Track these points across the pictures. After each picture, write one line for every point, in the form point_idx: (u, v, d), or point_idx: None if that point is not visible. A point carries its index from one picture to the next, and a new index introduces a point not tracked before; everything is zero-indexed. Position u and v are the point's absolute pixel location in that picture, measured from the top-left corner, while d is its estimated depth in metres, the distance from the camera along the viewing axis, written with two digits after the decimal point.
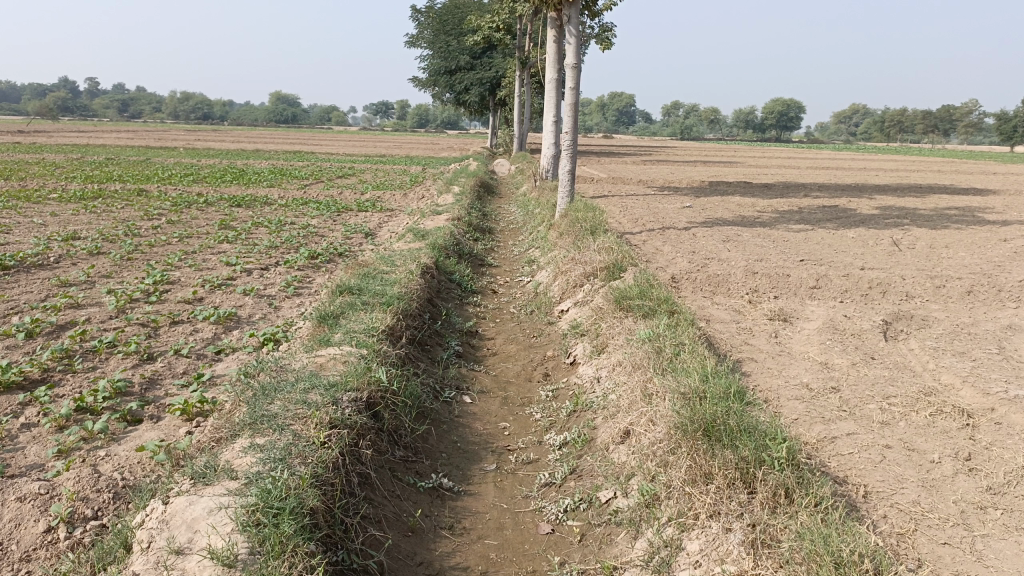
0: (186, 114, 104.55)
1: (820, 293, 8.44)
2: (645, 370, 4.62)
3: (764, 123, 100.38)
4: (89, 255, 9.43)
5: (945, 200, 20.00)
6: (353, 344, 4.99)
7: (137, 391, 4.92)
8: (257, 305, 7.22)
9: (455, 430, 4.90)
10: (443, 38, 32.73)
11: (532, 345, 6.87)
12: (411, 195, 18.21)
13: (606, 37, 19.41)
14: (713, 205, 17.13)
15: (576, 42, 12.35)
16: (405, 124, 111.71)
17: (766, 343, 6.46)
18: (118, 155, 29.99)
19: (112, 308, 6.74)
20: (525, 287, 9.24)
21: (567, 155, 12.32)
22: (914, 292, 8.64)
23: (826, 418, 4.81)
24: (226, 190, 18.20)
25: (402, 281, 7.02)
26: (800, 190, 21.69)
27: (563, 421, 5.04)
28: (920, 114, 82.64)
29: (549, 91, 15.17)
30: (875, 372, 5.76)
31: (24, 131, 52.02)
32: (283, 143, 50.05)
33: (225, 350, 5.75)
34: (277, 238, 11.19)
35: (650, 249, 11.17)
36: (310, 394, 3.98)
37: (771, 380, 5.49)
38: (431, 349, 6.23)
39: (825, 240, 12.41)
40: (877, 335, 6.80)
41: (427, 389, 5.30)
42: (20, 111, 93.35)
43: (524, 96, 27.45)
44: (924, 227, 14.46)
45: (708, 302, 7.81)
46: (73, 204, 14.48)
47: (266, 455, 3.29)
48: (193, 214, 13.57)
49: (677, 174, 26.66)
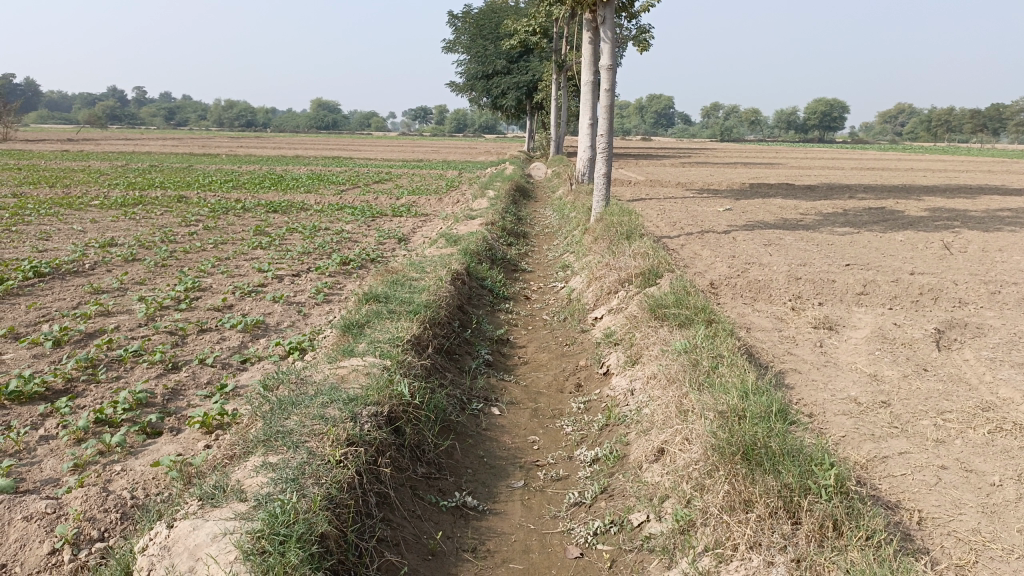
0: (229, 121, 106.37)
1: (867, 300, 8.09)
2: (680, 384, 4.37)
3: (806, 124, 98.73)
4: (124, 261, 9.46)
5: (997, 201, 19.30)
6: (377, 355, 4.84)
7: (158, 402, 4.82)
8: (286, 313, 7.12)
9: (482, 445, 4.71)
10: (481, 42, 32.68)
11: (565, 354, 6.66)
12: (447, 200, 18.10)
13: (644, 38, 19.13)
14: (754, 208, 16.73)
15: (611, 43, 12.11)
16: (443, 128, 112.17)
17: (810, 353, 6.16)
18: (161, 162, 30.49)
19: (140, 316, 6.69)
20: (559, 293, 9.03)
21: (602, 158, 12.08)
22: (967, 299, 8.24)
23: (875, 436, 4.52)
24: (263, 195, 18.31)
25: (431, 288, 6.86)
26: (845, 192, 21.15)
27: (595, 436, 4.82)
28: (968, 113, 80.62)
29: (585, 93, 14.96)
30: (928, 385, 5.44)
31: (74, 140, 53.49)
32: (322, 147, 50.81)
33: (250, 359, 5.64)
34: (309, 244, 11.14)
35: (688, 254, 10.88)
36: (329, 408, 3.83)
37: (816, 394, 5.20)
38: (460, 358, 6.06)
39: (871, 244, 12.00)
40: (929, 345, 6.45)
41: (453, 401, 5.12)
42: (70, 120, 95.72)
43: (561, 99, 27.26)
44: (976, 229, 13.92)
45: (749, 310, 7.53)
46: (114, 210, 14.65)
47: (277, 475, 3.13)
48: (229, 220, 13.61)
49: (716, 176, 26.24)
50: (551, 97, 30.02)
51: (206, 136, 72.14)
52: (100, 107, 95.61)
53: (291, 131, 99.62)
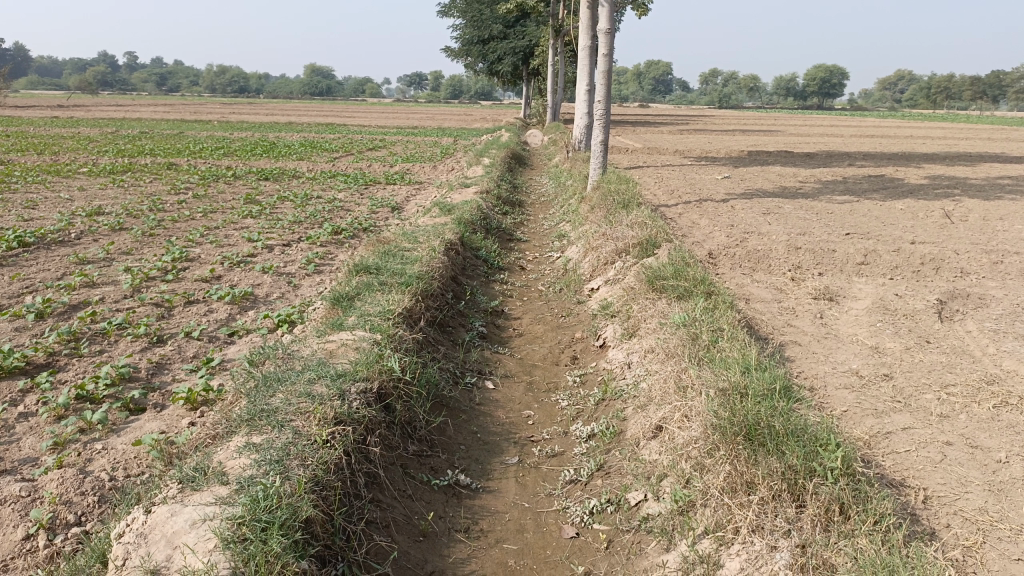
0: (222, 88, 105.13)
1: (867, 270, 7.95)
2: (679, 359, 4.24)
3: (804, 90, 97.92)
4: (111, 231, 9.27)
5: (997, 168, 19.09)
6: (366, 329, 4.70)
7: (141, 377, 4.69)
8: (276, 284, 6.96)
9: (475, 420, 4.59)
10: (476, 7, 32.12)
11: (561, 326, 6.53)
12: (441, 167, 17.86)
13: (642, 1, 18.74)
14: (752, 176, 16.53)
15: (610, 6, 11.80)
16: (438, 95, 111.06)
17: (810, 325, 6.04)
18: (152, 129, 30.03)
19: (126, 287, 6.53)
20: (555, 264, 8.87)
21: (600, 125, 11.86)
22: (969, 269, 8.10)
23: (878, 411, 4.42)
24: (254, 163, 18.03)
25: (424, 259, 6.71)
26: (844, 159, 20.94)
27: (591, 411, 4.70)
28: (968, 80, 80.00)
29: (582, 58, 14.65)
30: (931, 358, 5.32)
31: (64, 106, 52.77)
32: (316, 115, 50.24)
33: (238, 332, 5.51)
34: (301, 213, 10.94)
35: (685, 223, 10.71)
36: (316, 385, 3.69)
37: (817, 367, 5.09)
38: (453, 331, 5.93)
39: (871, 212, 11.84)
40: (931, 316, 6.33)
41: (446, 375, 4.99)
42: (61, 86, 94.39)
43: (558, 65, 26.85)
44: (976, 198, 13.77)
45: (748, 280, 7.40)
46: (102, 179, 14.39)
47: (260, 456, 3.01)
48: (220, 188, 13.38)
49: (714, 143, 25.98)
50: (548, 63, 29.59)
51: (197, 102, 71.33)
52: (91, 73, 94.65)
53: (285, 98, 98.52)
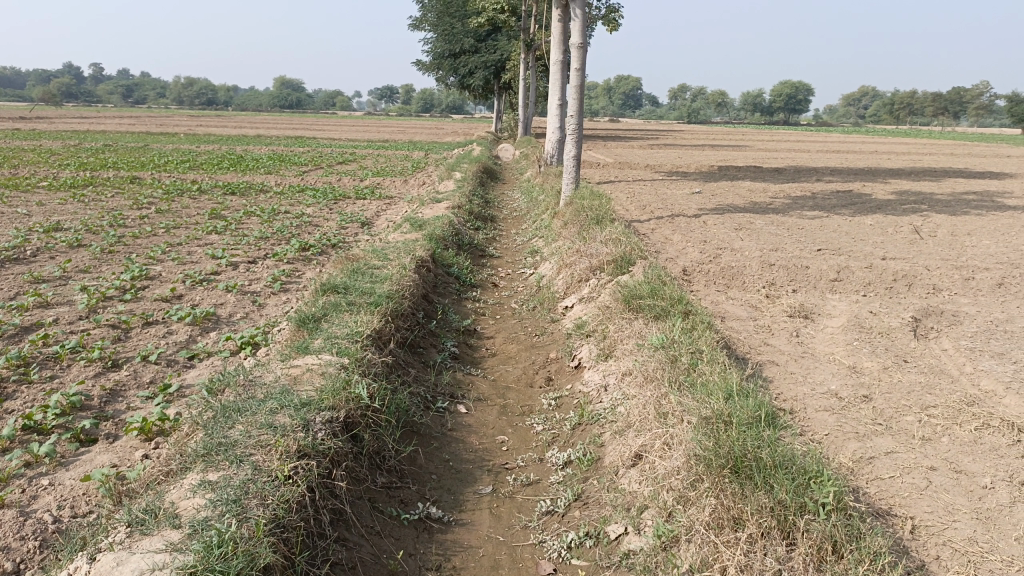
0: (190, 100, 104.05)
1: (841, 287, 7.92)
2: (658, 384, 4.10)
3: (771, 106, 99.38)
4: (69, 247, 8.96)
5: (962, 184, 19.36)
6: (333, 353, 4.51)
7: (94, 405, 4.45)
8: (240, 303, 6.73)
9: (447, 447, 4.42)
10: (447, 20, 32.05)
11: (534, 345, 6.38)
12: (412, 181, 17.69)
13: (613, 17, 18.78)
14: (723, 191, 16.58)
15: (581, 20, 11.75)
16: (409, 108, 110.89)
17: (787, 344, 5.95)
18: (116, 142, 29.47)
19: (81, 308, 6.26)
20: (528, 280, 8.74)
21: (572, 139, 11.77)
22: (941, 285, 8.11)
23: (860, 434, 4.32)
24: (221, 177, 17.71)
25: (393, 277, 6.53)
26: (812, 174, 21.12)
27: (567, 436, 4.55)
28: (930, 97, 81.69)
29: (554, 73, 14.58)
30: (910, 377, 5.25)
31: (27, 117, 51.73)
32: (285, 128, 49.76)
33: (199, 356, 5.28)
34: (268, 228, 10.68)
35: (658, 239, 10.65)
36: (278, 416, 3.50)
37: (796, 388, 4.99)
38: (424, 352, 5.76)
39: (842, 228, 11.88)
40: (907, 334, 6.29)
41: (417, 399, 4.81)
42: (24, 98, 92.67)
43: (529, 79, 26.85)
44: (944, 213, 13.91)
45: (722, 297, 7.31)
46: (62, 193, 13.99)
47: (216, 496, 2.83)
48: (184, 203, 13.08)
49: (685, 158, 26.11)
50: (519, 78, 29.58)
51: (163, 114, 70.44)
52: (55, 84, 93.07)
53: (254, 111, 97.68)
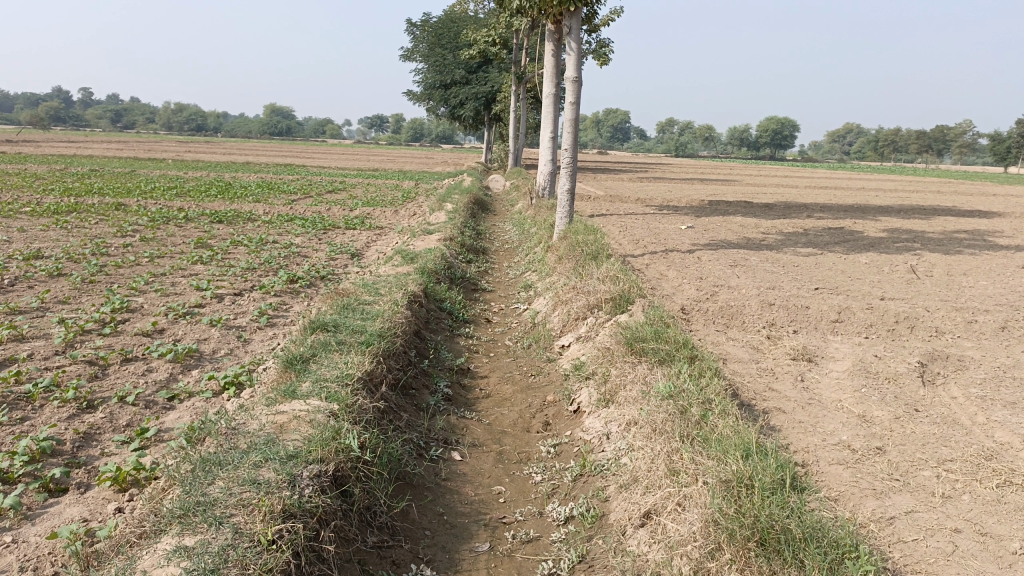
0: (179, 125, 104.04)
1: (842, 328, 7.75)
2: (667, 437, 3.87)
3: (757, 141, 100.52)
4: (49, 276, 8.69)
5: (952, 222, 19.38)
6: (322, 398, 4.25)
7: (65, 451, 4.17)
8: (224, 339, 6.47)
9: (441, 500, 4.15)
10: (439, 52, 32.20)
11: (530, 386, 6.14)
12: (403, 212, 17.52)
13: (605, 52, 18.81)
14: (715, 226, 16.49)
15: (576, 54, 11.66)
16: (399, 137, 111.43)
17: (793, 389, 5.75)
18: (103, 167, 29.17)
19: (58, 342, 5.98)
20: (522, 316, 8.53)
21: (566, 173, 11.62)
22: (943, 328, 7.94)
23: (877, 491, 4.10)
24: (209, 204, 17.48)
25: (385, 314, 6.30)
26: (803, 210, 21.12)
27: (569, 488, 4.30)
28: (913, 134, 82.85)
29: (547, 106, 14.48)
30: (923, 428, 5.04)
31: (14, 140, 51.39)
32: (274, 155, 49.80)
33: (179, 397, 5.03)
34: (255, 259, 10.44)
35: (653, 275, 10.48)
36: (262, 470, 3.24)
37: (806, 438, 4.77)
38: (416, 395, 5.51)
39: (837, 266, 11.77)
40: (914, 380, 6.09)
41: (409, 447, 4.55)
42: (13, 121, 92.31)
43: (520, 111, 26.88)
44: (937, 252, 13.83)
45: (723, 338, 7.10)
46: (45, 218, 13.73)
47: (192, 565, 2.58)
48: (170, 231, 12.84)
49: (675, 192, 26.15)
50: (510, 109, 29.64)
51: (152, 139, 70.37)
52: (45, 108, 93.03)
53: (244, 137, 97.69)
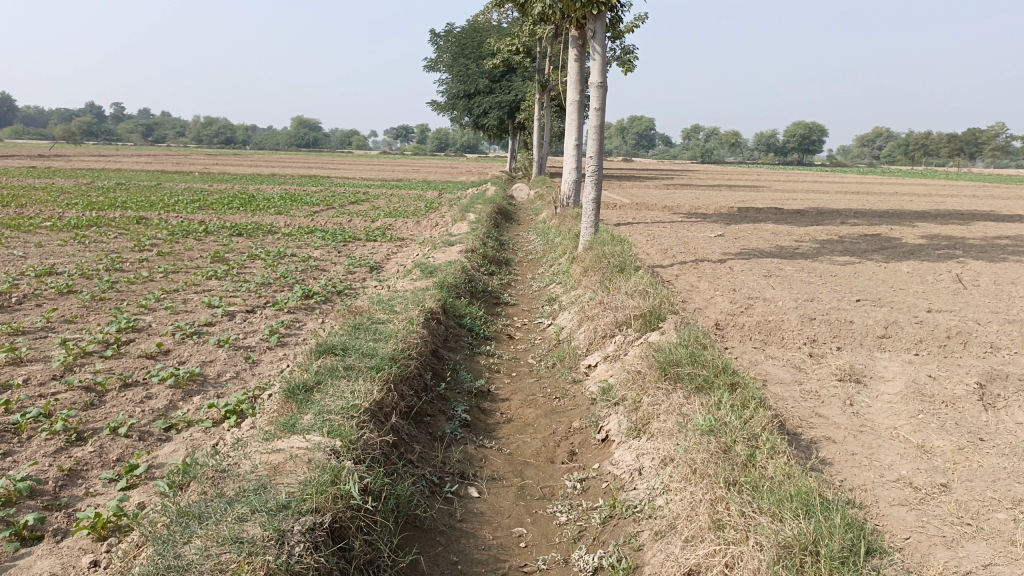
0: (207, 138, 105.12)
1: (890, 345, 7.21)
2: (709, 481, 3.44)
3: (785, 147, 99.47)
4: (58, 294, 8.43)
5: (992, 227, 18.66)
6: (324, 433, 3.86)
7: (45, 492, 3.82)
8: (230, 361, 6.11)
9: (455, 546, 3.73)
10: (463, 61, 32.01)
11: (555, 411, 5.71)
12: (425, 222, 17.17)
13: (631, 59, 18.39)
14: (746, 234, 15.97)
15: (600, 59, 11.23)
16: (423, 147, 111.65)
17: (842, 415, 5.26)
18: (129, 180, 29.20)
19: (55, 365, 5.66)
20: (545, 332, 8.11)
21: (591, 181, 11.18)
22: (999, 343, 7.37)
23: (947, 538, 3.61)
24: (230, 217, 17.30)
25: (400, 334, 5.92)
26: (836, 217, 20.49)
27: (597, 530, 3.87)
28: (945, 138, 81.34)
29: (571, 113, 14.03)
30: (992, 461, 4.53)
31: (48, 155, 52.22)
32: (300, 167, 50.02)
33: (176, 427, 4.67)
34: (271, 273, 10.12)
35: (683, 287, 10.01)
36: (247, 525, 2.85)
37: (861, 475, 4.29)
38: (430, 423, 5.12)
39: (878, 275, 11.20)
40: (975, 403, 5.56)
41: (421, 485, 4.14)
42: (47, 135, 93.82)
43: (544, 120, 26.51)
44: (981, 259, 13.18)
45: (762, 356, 6.63)
46: (65, 233, 13.57)
47: None
48: (187, 245, 12.60)
49: (703, 199, 25.64)
50: (534, 117, 29.29)
51: (179, 152, 71.32)
52: (77, 124, 94.66)
53: (270, 149, 98.56)
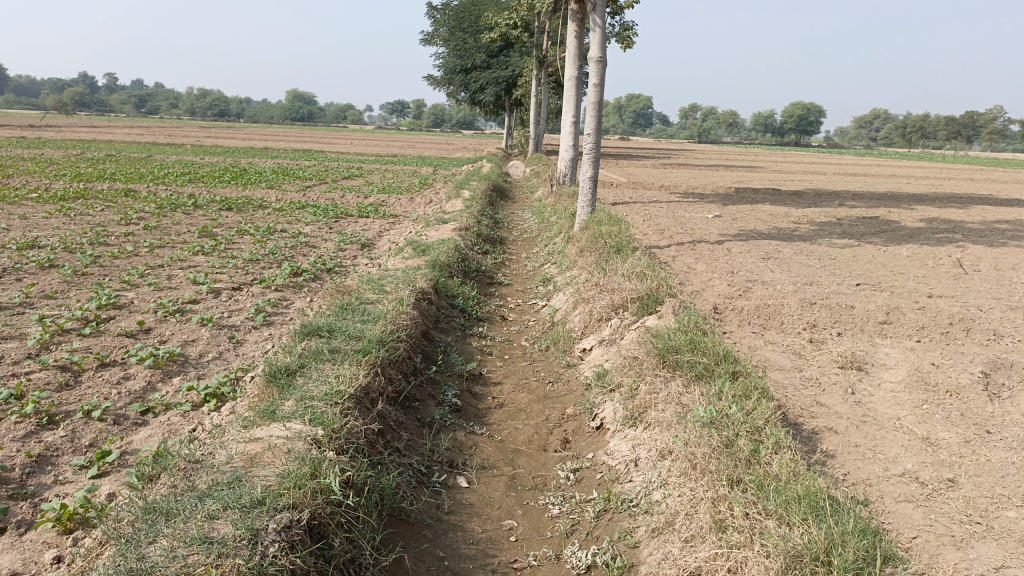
0: (200, 110, 103.95)
1: (892, 331, 7.05)
2: (711, 476, 3.28)
3: (782, 127, 98.88)
4: (39, 268, 8.19)
5: (991, 211, 18.48)
6: (306, 421, 3.68)
7: (11, 479, 3.63)
8: (214, 340, 5.92)
9: (442, 540, 3.56)
10: (460, 35, 31.47)
11: (549, 396, 5.53)
12: (419, 199, 16.90)
13: (630, 35, 18.00)
14: (744, 215, 15.75)
15: (600, 33, 10.91)
16: (419, 122, 110.71)
17: (844, 404, 5.10)
18: (120, 152, 28.68)
19: (31, 344, 5.46)
20: (540, 313, 7.92)
21: (588, 159, 10.91)
22: (1002, 330, 7.20)
23: (956, 538, 3.45)
24: (221, 191, 16.99)
25: (389, 315, 5.72)
26: (834, 198, 20.27)
27: (591, 524, 3.70)
28: (943, 120, 80.98)
29: (569, 90, 13.71)
30: (1001, 455, 4.37)
31: (40, 125, 51.54)
32: (294, 141, 49.49)
33: (153, 410, 4.48)
34: (259, 249, 9.89)
35: (680, 269, 9.82)
36: (217, 524, 2.67)
37: (865, 468, 4.14)
38: (419, 409, 4.93)
39: (878, 259, 11.01)
40: (980, 394, 5.39)
41: (407, 475, 3.96)
42: (37, 105, 92.65)
43: (541, 96, 26.13)
44: (981, 244, 13.00)
45: (761, 342, 6.47)
46: (50, 205, 13.28)
47: None
48: (175, 219, 12.32)
49: (700, 178, 25.37)
50: (531, 92, 28.86)
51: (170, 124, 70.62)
52: (69, 94, 93.52)
53: (263, 122, 97.59)
